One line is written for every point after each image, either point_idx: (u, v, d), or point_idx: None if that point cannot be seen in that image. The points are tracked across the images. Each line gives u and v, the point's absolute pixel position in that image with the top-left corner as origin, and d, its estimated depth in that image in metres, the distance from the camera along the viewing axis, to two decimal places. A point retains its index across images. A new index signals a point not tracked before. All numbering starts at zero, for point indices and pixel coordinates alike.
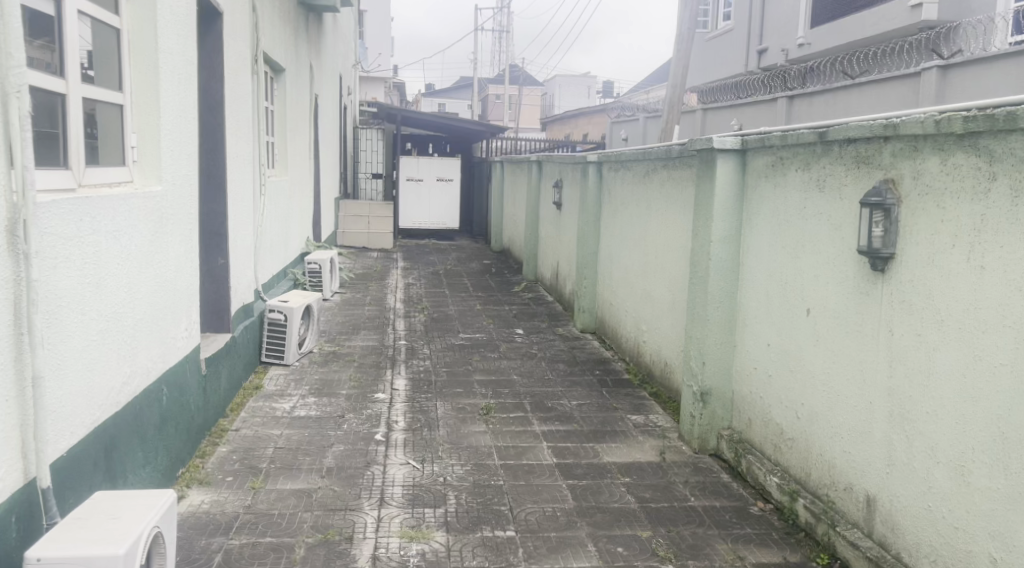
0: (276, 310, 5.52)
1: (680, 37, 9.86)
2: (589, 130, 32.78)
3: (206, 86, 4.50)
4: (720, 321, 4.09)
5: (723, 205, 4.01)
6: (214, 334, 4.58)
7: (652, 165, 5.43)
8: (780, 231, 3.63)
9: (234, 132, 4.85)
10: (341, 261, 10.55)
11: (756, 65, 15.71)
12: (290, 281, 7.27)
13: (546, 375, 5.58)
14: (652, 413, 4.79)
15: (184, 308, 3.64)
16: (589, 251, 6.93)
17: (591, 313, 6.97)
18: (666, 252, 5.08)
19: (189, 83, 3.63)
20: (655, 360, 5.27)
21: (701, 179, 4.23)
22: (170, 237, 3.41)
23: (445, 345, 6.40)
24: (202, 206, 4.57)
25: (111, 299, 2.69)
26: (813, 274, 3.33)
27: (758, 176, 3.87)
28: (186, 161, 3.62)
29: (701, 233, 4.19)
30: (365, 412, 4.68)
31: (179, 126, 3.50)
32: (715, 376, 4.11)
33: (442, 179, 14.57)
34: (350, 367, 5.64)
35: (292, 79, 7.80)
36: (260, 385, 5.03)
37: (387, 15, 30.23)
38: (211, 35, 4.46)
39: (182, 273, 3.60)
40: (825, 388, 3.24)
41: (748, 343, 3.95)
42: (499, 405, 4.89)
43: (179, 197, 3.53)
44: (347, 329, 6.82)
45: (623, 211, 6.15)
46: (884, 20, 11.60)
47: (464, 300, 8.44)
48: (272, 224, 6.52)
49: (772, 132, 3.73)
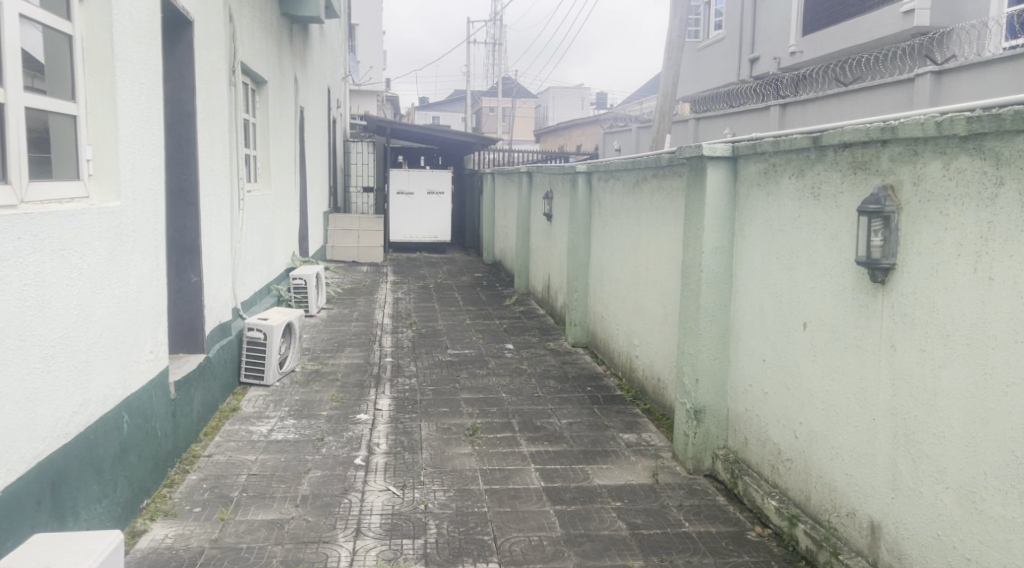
0: (255, 328, 5.33)
1: (670, 45, 9.73)
2: (584, 142, 32.80)
3: (176, 97, 4.33)
4: (714, 335, 3.91)
5: (715, 214, 3.85)
6: (187, 356, 4.40)
7: (642, 175, 5.27)
8: (774, 240, 3.46)
9: (207, 145, 4.69)
10: (329, 276, 10.37)
11: (749, 74, 15.62)
12: (273, 297, 7.07)
13: (535, 392, 5.40)
14: (645, 432, 4.60)
15: (149, 329, 3.46)
16: (580, 263, 6.76)
17: (582, 326, 6.80)
18: (658, 264, 4.91)
19: (152, 93, 3.47)
20: (648, 376, 5.09)
21: (691, 188, 4.07)
22: (132, 255, 3.23)
23: (433, 362, 6.22)
24: (174, 222, 4.39)
25: (60, 324, 2.53)
26: (809, 286, 3.17)
27: (750, 183, 3.71)
28: (150, 175, 3.45)
29: (692, 244, 4.02)
30: (346, 434, 4.49)
31: (141, 138, 3.34)
32: (709, 393, 3.93)
33: (433, 192, 14.27)
34: (333, 387, 5.44)
35: (275, 91, 7.63)
36: (237, 407, 4.84)
37: (379, 28, 30.19)
38: (182, 44, 4.31)
39: (147, 293, 3.42)
40: (824, 407, 3.06)
41: (743, 359, 3.77)
42: (485, 424, 4.70)
43: (142, 213, 3.36)
44: (332, 346, 6.63)
45: (613, 222, 5.99)
46: (876, 28, 11.51)
47: (454, 314, 8.25)
48: (253, 240, 6.35)
49: (764, 138, 3.57)
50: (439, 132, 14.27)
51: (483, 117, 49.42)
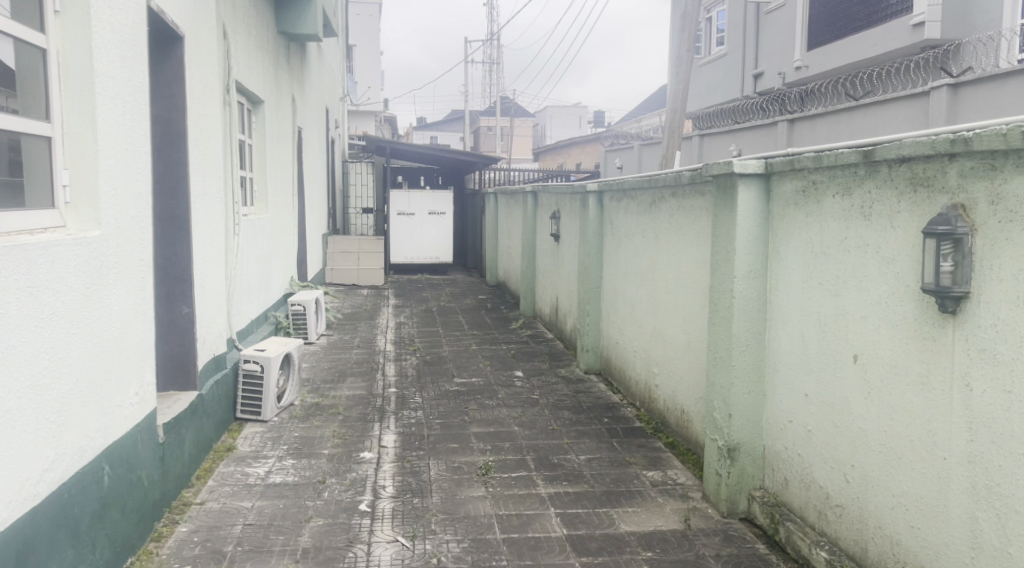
0: (252, 360, 5.02)
1: (678, 60, 9.52)
2: (584, 161, 32.63)
3: (165, 116, 4.05)
4: (747, 366, 3.61)
5: (747, 236, 3.56)
6: (178, 394, 4.08)
7: (659, 193, 5.01)
8: (815, 264, 3.18)
9: (200, 168, 4.40)
10: (328, 299, 10.06)
11: (753, 90, 15.43)
12: (270, 325, 6.76)
13: (549, 425, 5.09)
14: (670, 469, 4.30)
15: (135, 370, 3.15)
16: (592, 285, 6.47)
17: (594, 352, 6.49)
18: (679, 287, 4.63)
19: (138, 111, 3.20)
20: (670, 407, 4.78)
21: (718, 208, 3.79)
22: (114, 290, 2.94)
23: (439, 392, 5.89)
24: (162, 250, 4.10)
25: (26, 372, 2.22)
26: (860, 315, 2.88)
27: (786, 202, 3.43)
28: (134, 201, 3.17)
29: (721, 269, 3.74)
30: (349, 476, 4.17)
31: (125, 161, 3.06)
32: (743, 429, 3.62)
33: (434, 213, 14.04)
34: (334, 422, 5.12)
35: (272, 110, 7.37)
36: (233, 447, 4.52)
37: (377, 50, 30.10)
38: (171, 61, 4.04)
39: (131, 329, 3.12)
40: (882, 448, 2.76)
41: (782, 393, 3.47)
42: (499, 463, 4.38)
43: (126, 243, 3.06)
44: (332, 376, 6.31)
45: (628, 243, 5.71)
46: (884, 41, 11.33)
47: (458, 339, 7.94)
48: (249, 266, 6.06)
49: (802, 153, 3.30)
50: (439, 152, 14.02)
51: (481, 136, 49.40)
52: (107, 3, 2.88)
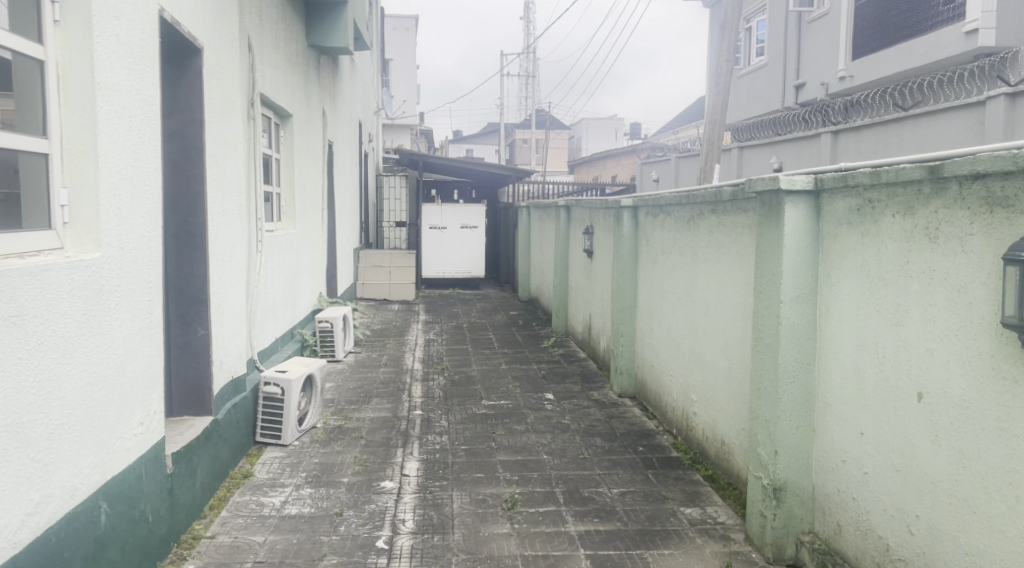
0: (272, 383, 4.85)
1: (717, 70, 9.21)
2: (620, 174, 32.29)
3: (182, 131, 3.91)
4: (796, 399, 3.31)
5: (794, 258, 3.28)
6: (192, 420, 3.94)
7: (698, 209, 4.74)
8: (871, 291, 2.90)
9: (218, 184, 4.27)
10: (358, 315, 9.92)
11: (794, 101, 15.03)
12: (296, 343, 6.62)
13: (580, 453, 4.83)
14: (709, 505, 4.01)
15: (139, 399, 2.99)
16: (626, 304, 6.19)
17: (629, 375, 6.21)
18: (720, 310, 4.35)
19: (145, 126, 3.06)
20: (709, 437, 4.50)
21: (763, 227, 3.51)
22: (116, 315, 2.77)
23: (466, 416, 5.67)
24: (177, 269, 3.96)
25: (6, 410, 2.05)
26: (924, 350, 2.58)
27: (839, 222, 3.14)
28: (141, 220, 3.01)
29: (766, 293, 3.46)
30: (368, 508, 3.96)
31: (131, 179, 2.91)
32: (791, 468, 3.32)
33: (466, 227, 13.84)
34: (356, 447, 4.92)
35: (300, 124, 7.26)
36: (250, 473, 4.35)
37: (413, 64, 30.19)
38: (188, 74, 3.91)
39: (134, 357, 2.95)
40: (952, 498, 2.45)
41: (834, 430, 3.17)
42: (526, 496, 4.13)
43: (130, 265, 2.91)
44: (357, 397, 6.13)
45: (664, 262, 5.45)
46: (934, 49, 10.90)
47: (488, 358, 7.71)
48: (274, 283, 5.93)
49: (856, 169, 3.02)
50: (472, 165, 13.86)
51: (516, 149, 49.35)
52: (113, 13, 2.72)
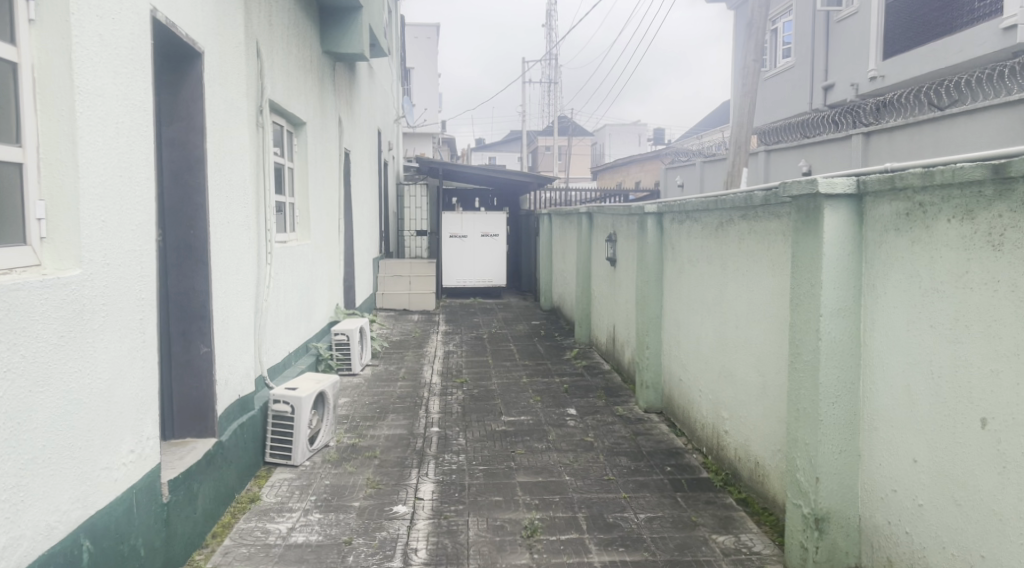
0: (282, 401, 4.65)
1: (743, 71, 8.91)
2: (644, 179, 32.02)
3: (182, 140, 3.75)
4: (839, 422, 3.03)
5: (835, 267, 3.01)
6: (194, 443, 3.75)
7: (727, 215, 4.48)
8: (923, 304, 2.61)
9: (223, 194, 4.10)
10: (377, 327, 9.73)
11: (823, 103, 14.65)
12: (310, 357, 6.43)
13: (605, 475, 4.56)
14: (744, 532, 3.73)
15: (129, 425, 2.80)
16: (651, 314, 5.91)
17: (655, 389, 5.93)
18: (752, 323, 4.07)
19: (135, 133, 2.88)
20: (742, 457, 4.22)
21: (801, 233, 3.23)
22: (101, 336, 2.59)
23: (485, 433, 5.42)
24: (179, 284, 3.79)
25: None
26: (988, 371, 2.30)
27: (884, 228, 2.86)
28: (130, 234, 2.83)
29: (804, 306, 3.18)
30: (378, 535, 3.73)
31: (119, 190, 2.74)
32: (835, 497, 3.04)
33: (487, 235, 13.62)
34: (369, 468, 4.70)
35: (315, 132, 7.10)
36: (256, 498, 4.15)
37: (434, 72, 30.18)
38: (188, 80, 3.75)
39: (122, 380, 2.76)
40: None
41: (881, 455, 2.89)
42: (547, 522, 3.88)
43: (117, 281, 2.73)
44: (373, 413, 5.92)
45: (691, 272, 5.17)
46: (970, 46, 10.50)
47: (509, 371, 7.46)
48: (286, 296, 5.76)
49: (904, 169, 2.74)
50: (494, 173, 13.66)
51: (539, 156, 49.16)
52: (96, 12, 2.56)
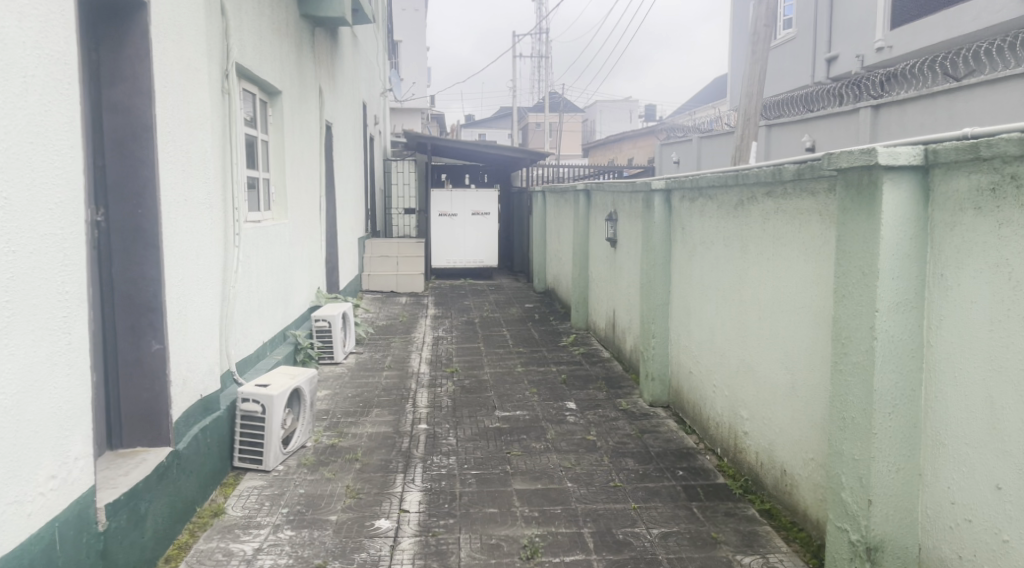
0: (250, 399, 4.15)
1: (754, 38, 8.36)
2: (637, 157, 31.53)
3: (127, 105, 3.23)
4: (898, 434, 2.58)
5: (894, 256, 2.53)
6: (145, 453, 3.27)
7: (747, 192, 4.00)
8: (1015, 299, 2.14)
9: (178, 166, 3.59)
10: (363, 311, 9.23)
11: (826, 76, 14.12)
12: (288, 346, 5.93)
13: (611, 480, 4.11)
14: (771, 552, 3.29)
15: (49, 445, 2.31)
16: (658, 298, 5.42)
17: (661, 381, 5.46)
18: (779, 313, 3.61)
19: (54, 91, 2.37)
20: (766, 463, 3.77)
21: (850, 212, 2.74)
22: (4, 342, 2.09)
23: (477, 431, 4.97)
24: (125, 270, 3.28)
25: None
26: None
27: (960, 206, 2.39)
28: (45, 214, 2.32)
29: (856, 299, 2.70)
30: (357, 558, 3.27)
31: (30, 160, 2.23)
32: (890, 523, 2.60)
33: (477, 214, 13.10)
34: (348, 473, 4.23)
35: (292, 101, 6.55)
36: (221, 510, 3.68)
37: (424, 45, 29.38)
38: (130, 32, 3.21)
39: (39, 392, 2.26)
40: None
41: (951, 474, 2.44)
42: (548, 540, 3.43)
43: (28, 273, 2.22)
44: (356, 408, 5.46)
45: (704, 254, 4.70)
46: (986, 14, 10.01)
47: (501, 359, 6.99)
48: (259, 281, 5.25)
49: (989, 135, 2.25)
50: (484, 148, 13.13)
51: (528, 131, 48.36)
52: None
